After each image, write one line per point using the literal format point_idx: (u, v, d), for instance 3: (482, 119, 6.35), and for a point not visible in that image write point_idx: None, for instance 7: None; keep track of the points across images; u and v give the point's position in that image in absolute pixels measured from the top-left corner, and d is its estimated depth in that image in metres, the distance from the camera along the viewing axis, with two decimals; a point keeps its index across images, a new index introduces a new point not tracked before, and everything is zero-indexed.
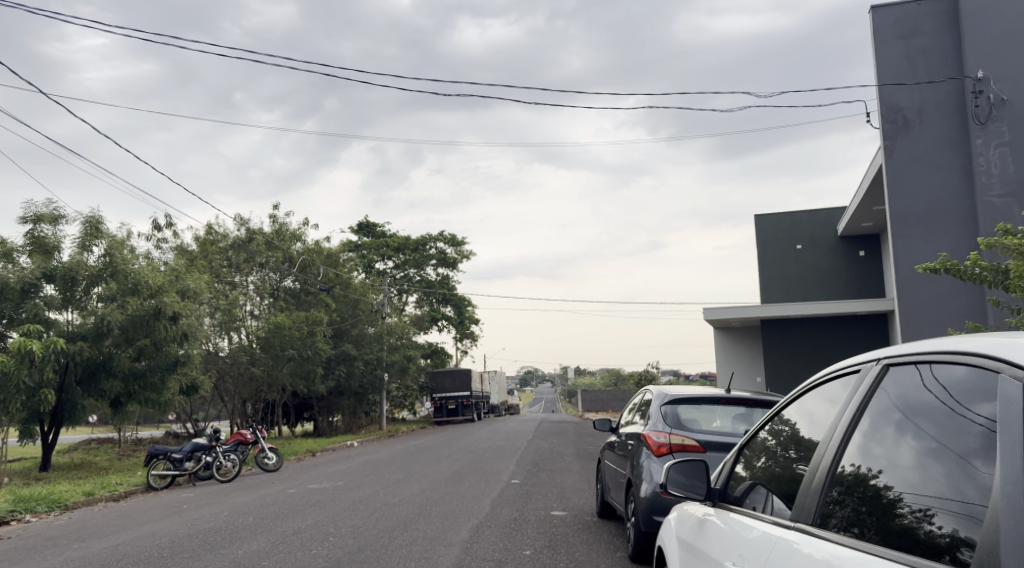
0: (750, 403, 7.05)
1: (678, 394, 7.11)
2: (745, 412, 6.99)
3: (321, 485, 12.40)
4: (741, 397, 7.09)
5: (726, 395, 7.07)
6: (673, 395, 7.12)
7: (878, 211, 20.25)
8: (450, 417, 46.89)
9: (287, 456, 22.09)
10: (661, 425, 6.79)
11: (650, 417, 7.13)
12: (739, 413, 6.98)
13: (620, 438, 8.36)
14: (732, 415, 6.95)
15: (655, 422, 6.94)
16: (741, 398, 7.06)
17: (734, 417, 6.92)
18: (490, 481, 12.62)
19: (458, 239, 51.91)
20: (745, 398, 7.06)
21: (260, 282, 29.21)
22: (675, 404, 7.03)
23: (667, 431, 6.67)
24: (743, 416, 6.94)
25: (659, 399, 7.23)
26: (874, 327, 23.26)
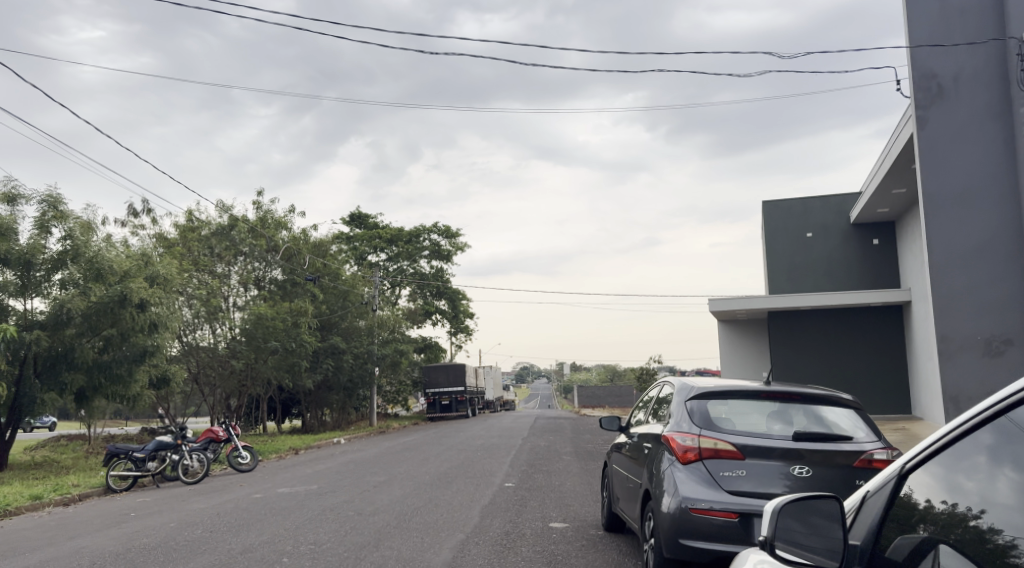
0: (797, 397, 5.71)
1: (705, 388, 5.81)
2: (792, 408, 5.66)
3: (292, 489, 11.13)
4: (784, 390, 5.75)
5: (765, 388, 5.76)
6: (700, 389, 5.83)
7: (896, 195, 18.96)
8: (444, 413, 45.66)
9: (267, 454, 20.86)
10: (687, 427, 5.51)
11: (671, 416, 5.86)
12: (784, 410, 5.65)
13: (631, 439, 7.11)
14: (775, 412, 5.63)
15: (678, 422, 5.67)
16: (785, 392, 5.73)
17: (776, 415, 5.61)
18: (483, 485, 11.29)
19: (452, 230, 50.56)
20: (790, 391, 5.73)
21: (241, 271, 27.95)
22: (703, 401, 5.73)
23: (695, 433, 5.40)
24: (789, 414, 5.61)
25: (682, 395, 5.94)
26: (889, 320, 21.99)
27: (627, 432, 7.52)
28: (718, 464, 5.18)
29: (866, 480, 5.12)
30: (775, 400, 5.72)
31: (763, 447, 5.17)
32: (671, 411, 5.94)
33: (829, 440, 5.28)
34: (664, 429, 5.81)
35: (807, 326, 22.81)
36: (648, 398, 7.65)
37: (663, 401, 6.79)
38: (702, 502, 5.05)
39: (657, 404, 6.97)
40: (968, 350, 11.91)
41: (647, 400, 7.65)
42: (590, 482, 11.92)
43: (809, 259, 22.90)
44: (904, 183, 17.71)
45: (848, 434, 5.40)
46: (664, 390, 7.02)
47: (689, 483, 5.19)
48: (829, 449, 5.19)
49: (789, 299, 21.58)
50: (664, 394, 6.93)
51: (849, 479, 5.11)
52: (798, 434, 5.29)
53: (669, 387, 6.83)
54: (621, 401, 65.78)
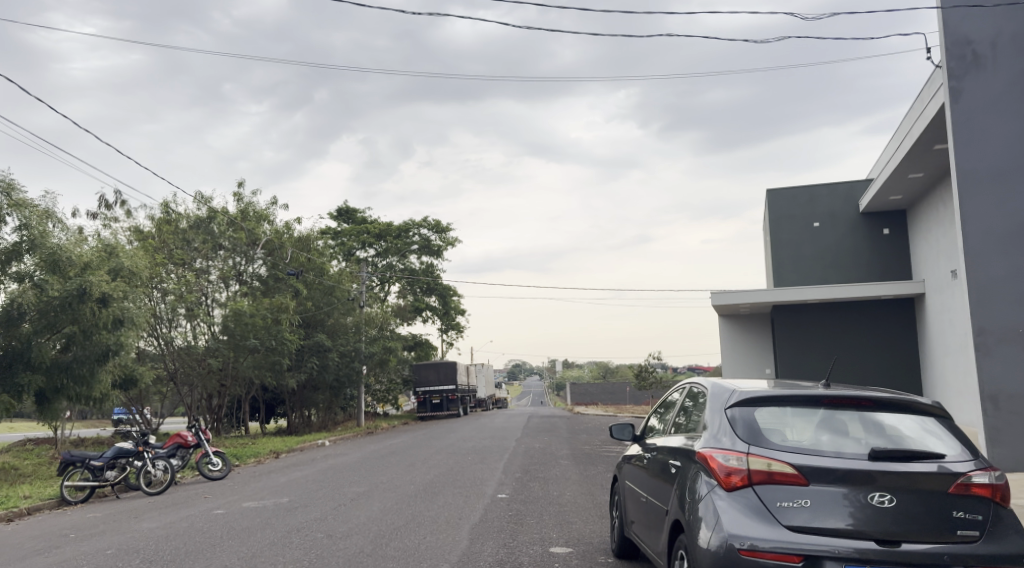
0: (866, 403, 4.51)
1: (754, 393, 4.61)
2: (862, 417, 4.46)
3: (260, 503, 9.92)
4: (850, 395, 4.54)
5: (828, 393, 4.54)
6: (746, 394, 4.62)
7: (911, 182, 17.92)
8: (434, 412, 44.53)
9: (245, 458, 19.63)
10: (732, 441, 4.34)
11: (707, 426, 4.68)
12: (853, 420, 4.44)
13: (648, 452, 5.98)
14: (842, 423, 4.43)
15: (720, 434, 4.49)
16: (852, 397, 4.52)
17: (842, 426, 4.41)
18: (474, 496, 10.17)
19: (443, 225, 49.43)
20: (858, 395, 4.52)
21: (219, 265, 26.76)
22: (751, 409, 4.53)
23: (743, 451, 4.23)
24: (859, 424, 4.41)
25: (721, 400, 4.74)
26: (900, 313, 20.93)
27: (642, 443, 6.34)
28: (773, 492, 4.04)
29: (965, 512, 3.99)
30: (840, 406, 4.51)
31: (829, 469, 4.04)
32: (707, 420, 4.75)
33: (913, 460, 4.12)
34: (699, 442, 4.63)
35: (814, 319, 21.74)
36: (663, 402, 6.47)
37: (691, 403, 5.60)
38: (753, 542, 3.93)
39: (680, 408, 5.79)
40: (1010, 344, 10.68)
41: (663, 405, 6.47)
42: (591, 491, 10.83)
43: (816, 250, 21.84)
44: (920, 168, 16.66)
45: (937, 451, 4.22)
46: (688, 391, 5.84)
47: (736, 515, 4.05)
48: (913, 472, 4.05)
49: (796, 292, 20.52)
50: (690, 395, 5.74)
51: (942, 510, 3.99)
52: (876, 452, 4.12)
53: (698, 387, 5.64)
54: (613, 399, 64.71)
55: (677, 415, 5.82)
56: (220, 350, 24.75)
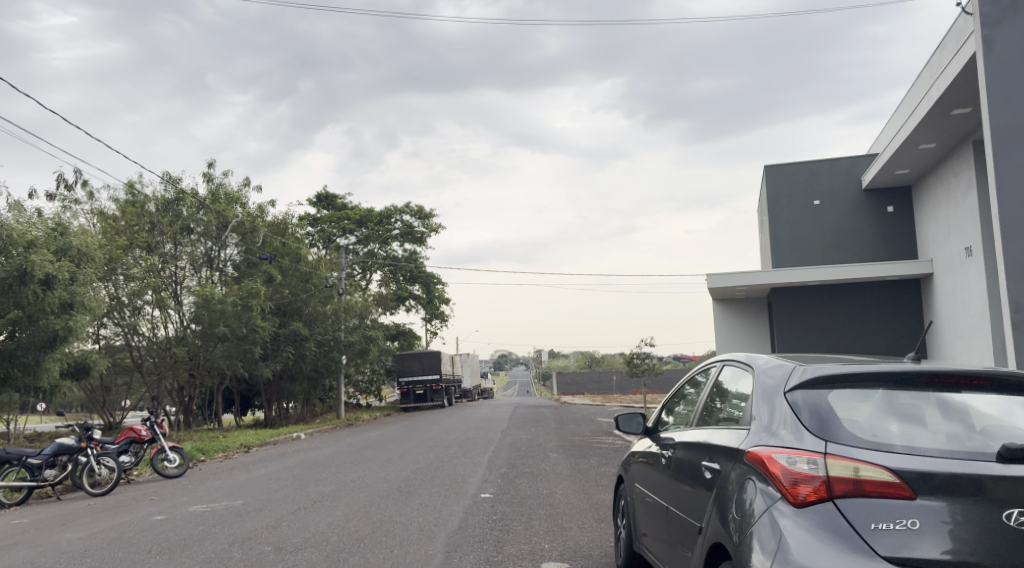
0: (983, 383, 3.34)
1: (826, 370, 3.40)
2: (982, 400, 3.27)
3: (209, 507, 8.64)
4: (960, 371, 3.35)
5: (928, 370, 3.34)
6: (817, 371, 3.41)
7: (920, 154, 16.84)
8: (418, 403, 43.25)
9: (213, 452, 18.39)
10: (800, 435, 3.14)
11: (760, 416, 3.48)
12: (967, 406, 3.24)
13: (664, 451, 4.82)
14: (953, 408, 3.23)
15: (781, 427, 3.29)
16: (964, 375, 3.32)
17: (952, 412, 3.21)
18: (455, 497, 8.98)
19: (426, 211, 48.13)
20: (971, 372, 3.34)
21: (185, 249, 25.37)
22: (823, 391, 3.32)
23: (819, 452, 3.02)
24: (976, 412, 3.21)
25: (780, 380, 3.54)
26: (906, 295, 19.86)
27: (655, 439, 5.14)
28: (864, 509, 2.85)
29: None
30: (952, 386, 3.32)
31: (942, 477, 2.87)
32: (759, 406, 3.55)
33: None
34: (749, 437, 3.44)
35: (814, 302, 20.63)
36: (681, 388, 5.22)
37: (721, 396, 4.35)
38: None
39: (706, 403, 4.53)
40: None
41: (681, 391, 5.22)
42: (585, 490, 9.64)
43: (817, 230, 20.72)
44: (932, 138, 15.59)
45: None
46: (716, 376, 4.59)
47: (808, 540, 2.86)
48: None
49: (796, 273, 19.43)
50: (720, 384, 4.48)
51: None
52: (1009, 451, 2.94)
53: (731, 375, 4.38)
54: (600, 389, 63.55)
55: (700, 412, 4.57)
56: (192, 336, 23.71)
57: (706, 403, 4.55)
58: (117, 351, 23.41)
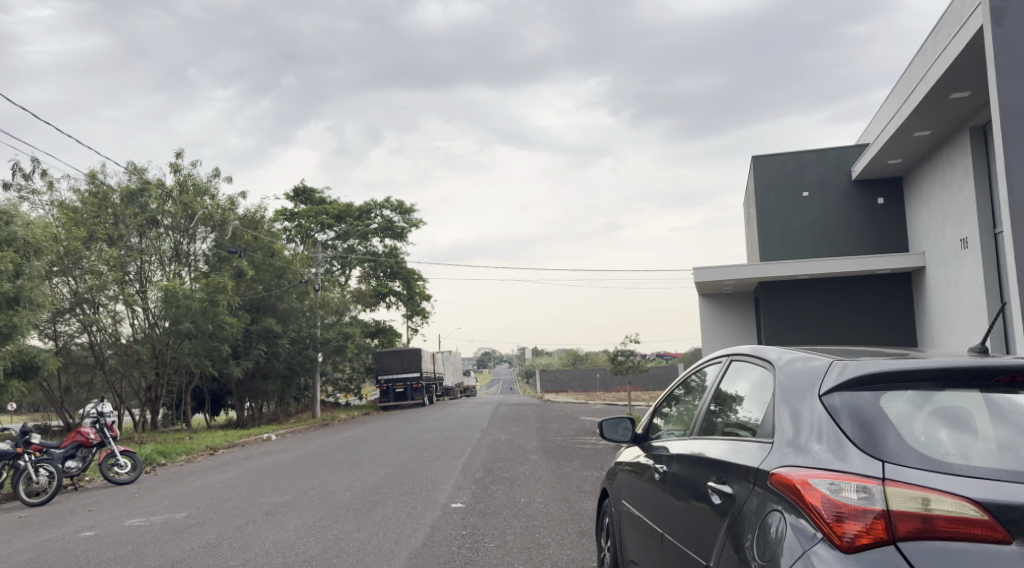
0: None
1: (873, 364, 2.60)
2: None
3: (147, 520, 7.80)
4: None
5: (1003, 366, 2.53)
6: (862, 366, 2.62)
7: (915, 142, 16.16)
8: (397, 402, 42.38)
9: (175, 455, 17.49)
10: (845, 452, 2.35)
11: (785, 425, 2.70)
12: None
13: (655, 466, 4.03)
14: None
15: (816, 440, 2.51)
16: None
17: None
18: (422, 508, 8.17)
19: (406, 206, 47.24)
20: None
21: (148, 242, 24.41)
22: (870, 392, 2.53)
23: (874, 477, 2.24)
24: None
25: (812, 378, 2.75)
26: (897, 290, 19.20)
27: (646, 448, 4.36)
28: (940, 559, 2.06)
29: None
30: None
31: None
32: (783, 412, 2.76)
33: None
34: (773, 451, 2.65)
35: (804, 298, 19.89)
36: (674, 389, 4.44)
37: (723, 404, 3.56)
38: None
39: (706, 409, 3.74)
40: None
41: (673, 394, 4.44)
42: (564, 498, 8.84)
43: (805, 222, 19.99)
44: (928, 124, 14.91)
45: None
46: (718, 379, 3.78)
47: None
48: None
49: (785, 267, 18.72)
50: (722, 388, 3.69)
51: None
52: None
53: (736, 375, 3.59)
54: (583, 386, 62.86)
55: (698, 420, 3.78)
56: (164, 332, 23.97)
57: (705, 409, 3.76)
58: (78, 348, 22.61)
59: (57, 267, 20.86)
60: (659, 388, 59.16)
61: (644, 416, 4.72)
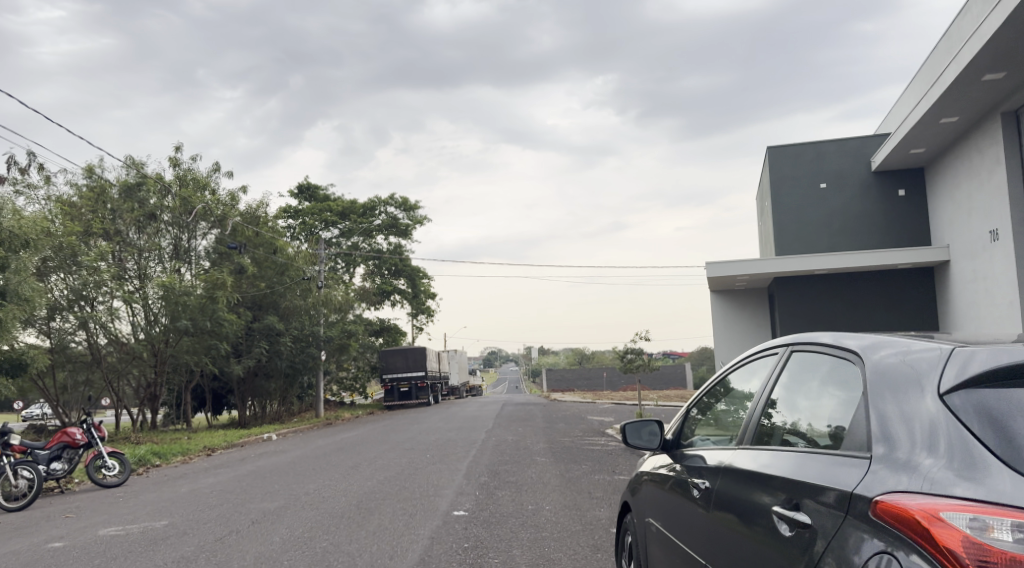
0: None
1: (1011, 352, 2.04)
2: None
3: (124, 529, 7.16)
4: None
5: None
6: (995, 356, 2.05)
7: (940, 129, 15.46)
8: (402, 401, 41.79)
9: (171, 456, 16.92)
10: (986, 470, 1.81)
11: (881, 432, 2.15)
12: None
13: (690, 481, 3.42)
14: None
15: (930, 452, 1.96)
16: None
17: None
18: (422, 516, 7.56)
19: (410, 203, 46.66)
20: None
21: (147, 237, 23.88)
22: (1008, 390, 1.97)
23: None
24: None
25: (915, 371, 2.19)
26: (918, 285, 18.48)
27: (677, 457, 3.75)
28: None
29: None
30: None
31: None
32: (878, 415, 2.21)
33: None
34: (871, 466, 2.10)
35: (820, 294, 19.18)
36: (707, 393, 3.84)
37: (782, 405, 2.97)
38: None
39: (756, 412, 3.14)
40: None
41: (707, 398, 3.83)
42: (576, 506, 8.20)
43: (822, 215, 19.27)
44: (956, 109, 14.21)
45: None
46: (768, 373, 3.20)
47: None
48: None
49: (802, 261, 18.00)
50: (777, 385, 3.09)
51: None
52: None
53: (795, 369, 3.00)
54: (590, 385, 62.11)
55: (747, 425, 3.18)
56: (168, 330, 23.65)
57: (755, 413, 3.16)
58: (73, 346, 22.09)
59: (52, 262, 20.33)
60: (667, 387, 58.47)
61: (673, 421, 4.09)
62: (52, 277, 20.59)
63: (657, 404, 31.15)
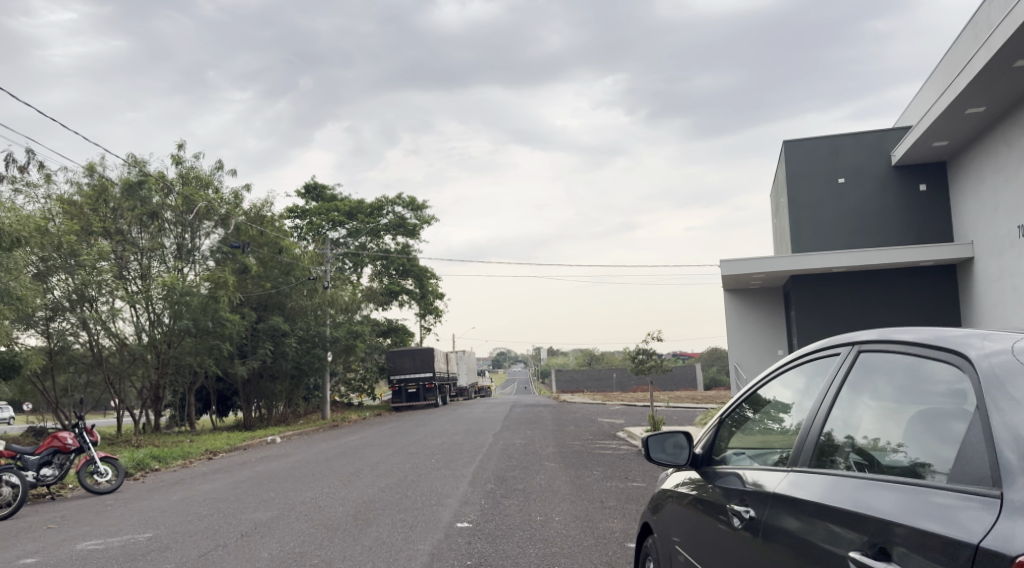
0: None
1: None
2: None
3: (103, 544, 6.70)
4: None
5: None
6: None
7: (965, 120, 14.87)
8: (410, 402, 41.31)
9: (170, 460, 16.47)
10: None
11: (1004, 465, 1.77)
12: None
13: (729, 507, 2.94)
14: None
15: None
16: None
17: None
18: (423, 529, 7.07)
19: (418, 203, 46.20)
20: None
21: (149, 236, 23.53)
22: None
23: None
24: None
25: None
26: (940, 282, 17.87)
27: (708, 477, 3.27)
28: None
29: None
30: None
31: None
32: (997, 444, 1.82)
33: None
34: (997, 513, 1.72)
35: (839, 293, 18.58)
36: (736, 408, 3.39)
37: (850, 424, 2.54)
38: None
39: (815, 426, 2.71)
40: None
41: (737, 413, 3.38)
42: (587, 517, 7.69)
43: (840, 211, 18.64)
44: (983, 99, 13.63)
45: None
46: (824, 385, 2.77)
47: None
48: None
49: (821, 259, 17.39)
50: (834, 397, 2.67)
51: None
52: None
53: (858, 379, 2.58)
54: (600, 386, 61.55)
55: (805, 441, 2.74)
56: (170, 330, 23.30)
57: (814, 427, 2.72)
58: (73, 347, 21.74)
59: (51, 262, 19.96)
60: (678, 388, 57.85)
61: (699, 436, 3.61)
62: (52, 278, 20.25)
63: (668, 406, 30.57)
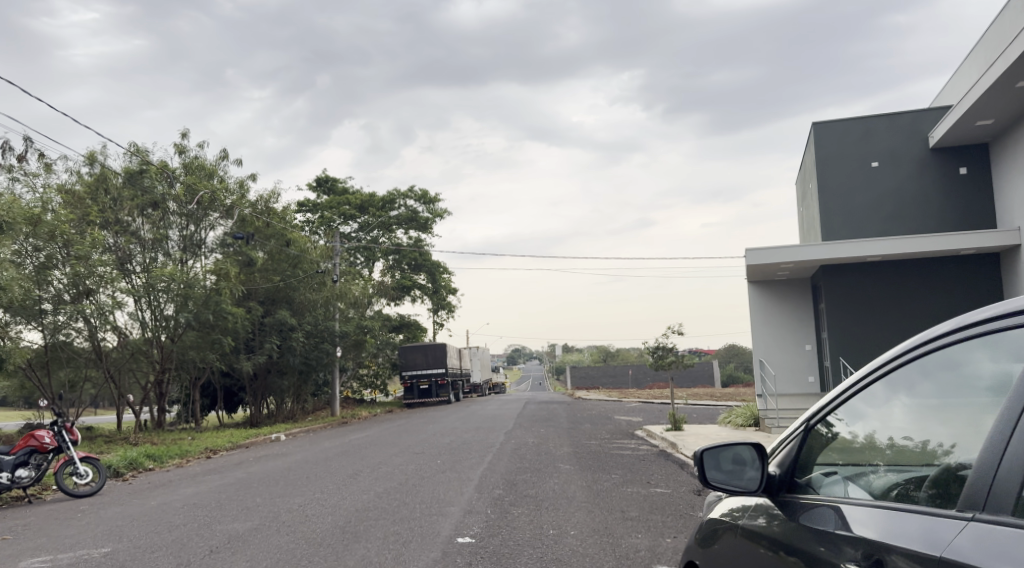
0: None
1: None
2: None
3: (50, 562, 5.83)
4: None
5: None
6: None
7: (1015, 95, 13.79)
8: (422, 399, 40.52)
9: (165, 459, 15.65)
10: None
11: None
12: None
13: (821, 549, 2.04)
14: None
15: None
16: None
17: None
18: (417, 545, 6.15)
19: (430, 196, 45.36)
20: None
21: (152, 227, 22.83)
22: None
23: None
24: None
25: None
26: (982, 271, 16.80)
27: (789, 508, 2.33)
28: None
29: None
30: None
31: None
32: None
33: None
34: None
35: (872, 284, 17.47)
36: (815, 423, 2.43)
37: None
38: None
39: (917, 435, 2.06)
40: None
41: (818, 429, 2.43)
42: (607, 531, 6.73)
43: (874, 196, 17.53)
44: None
45: None
46: (993, 388, 1.77)
47: None
48: None
49: (855, 247, 16.30)
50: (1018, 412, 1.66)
51: None
52: None
53: None
54: (615, 383, 60.66)
55: (988, 478, 1.69)
56: (172, 325, 22.55)
57: (1003, 457, 1.67)
58: (72, 342, 21.00)
59: (46, 254, 19.23)
60: (694, 385, 56.78)
61: (775, 445, 2.63)
62: (53, 271, 19.49)
63: (687, 403, 29.53)
